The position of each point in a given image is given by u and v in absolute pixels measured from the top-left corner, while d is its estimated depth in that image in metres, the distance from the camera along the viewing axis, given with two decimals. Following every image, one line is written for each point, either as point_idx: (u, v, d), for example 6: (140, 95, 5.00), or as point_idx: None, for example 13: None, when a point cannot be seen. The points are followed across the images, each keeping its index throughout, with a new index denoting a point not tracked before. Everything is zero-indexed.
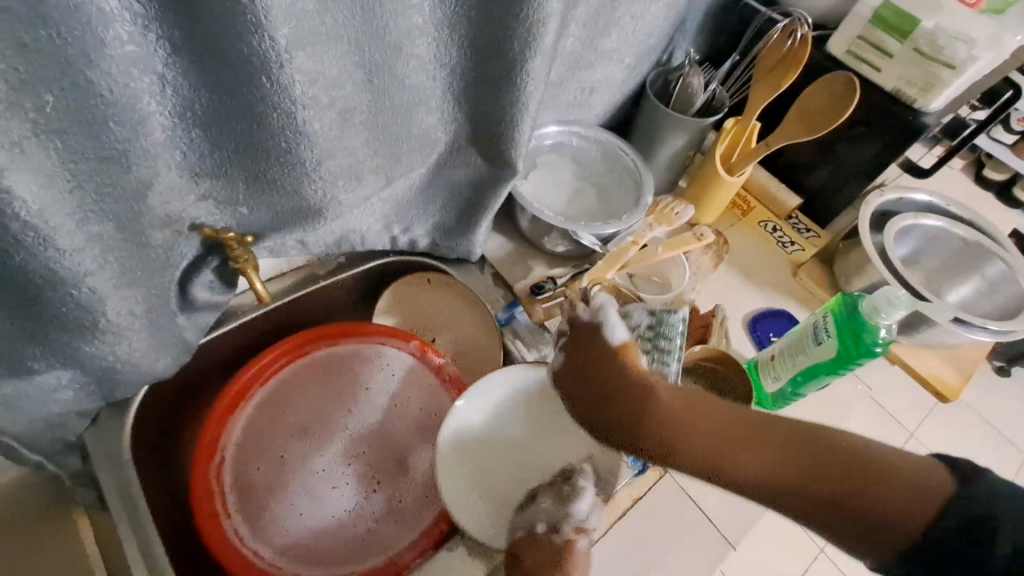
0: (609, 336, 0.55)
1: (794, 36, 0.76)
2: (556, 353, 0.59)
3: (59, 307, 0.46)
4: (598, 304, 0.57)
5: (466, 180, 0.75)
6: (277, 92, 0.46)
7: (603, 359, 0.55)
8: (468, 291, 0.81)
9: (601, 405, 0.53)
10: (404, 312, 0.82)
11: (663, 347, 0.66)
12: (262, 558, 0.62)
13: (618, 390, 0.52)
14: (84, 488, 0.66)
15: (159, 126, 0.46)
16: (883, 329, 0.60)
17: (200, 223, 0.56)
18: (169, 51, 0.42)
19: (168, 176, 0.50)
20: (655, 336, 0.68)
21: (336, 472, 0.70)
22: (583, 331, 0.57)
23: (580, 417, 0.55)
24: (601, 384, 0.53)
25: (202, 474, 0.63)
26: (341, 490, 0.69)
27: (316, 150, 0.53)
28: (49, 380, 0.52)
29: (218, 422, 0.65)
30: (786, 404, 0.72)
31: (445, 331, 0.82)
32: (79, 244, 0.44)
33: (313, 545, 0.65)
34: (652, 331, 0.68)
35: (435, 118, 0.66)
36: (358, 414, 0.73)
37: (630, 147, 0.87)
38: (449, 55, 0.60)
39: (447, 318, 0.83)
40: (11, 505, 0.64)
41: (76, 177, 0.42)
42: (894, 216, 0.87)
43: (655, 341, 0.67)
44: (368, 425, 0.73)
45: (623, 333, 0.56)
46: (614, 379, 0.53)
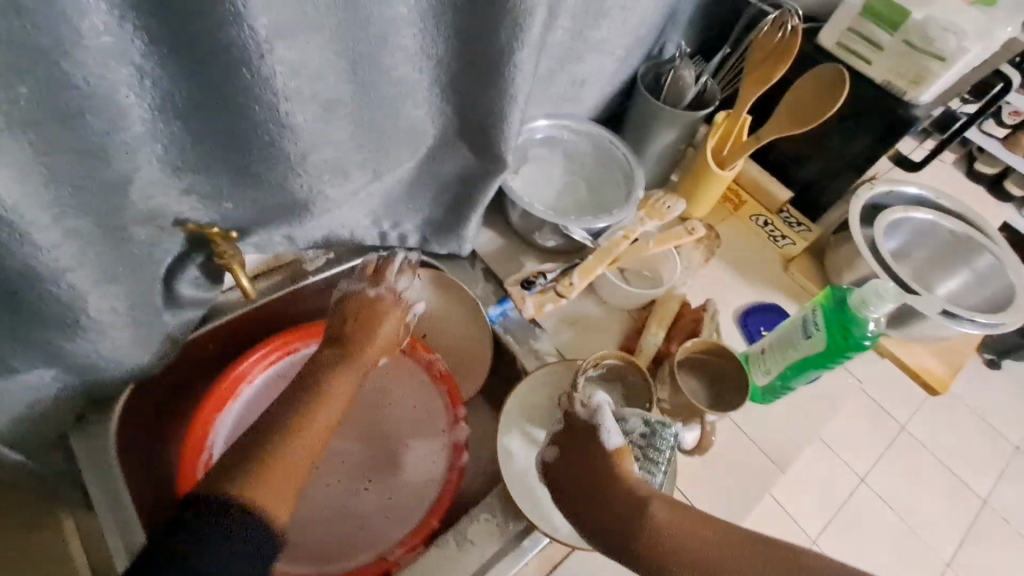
0: (604, 440, 0.58)
1: (785, 28, 0.75)
2: (549, 446, 0.63)
3: (38, 304, 0.45)
4: (595, 404, 0.61)
5: (456, 173, 0.74)
6: (259, 85, 0.46)
7: (593, 462, 0.58)
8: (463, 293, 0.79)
9: (586, 494, 0.57)
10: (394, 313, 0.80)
11: (653, 463, 0.64)
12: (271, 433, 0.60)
13: (605, 495, 0.56)
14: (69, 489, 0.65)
15: (138, 119, 0.45)
16: (872, 322, 0.60)
17: (185, 218, 0.55)
18: (148, 41, 0.41)
19: (149, 170, 0.49)
20: (647, 449, 0.64)
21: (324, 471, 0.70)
22: (583, 422, 0.61)
23: (569, 505, 0.59)
24: (582, 481, 0.58)
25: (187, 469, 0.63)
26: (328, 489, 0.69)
27: (300, 143, 0.53)
28: (31, 378, 0.52)
29: (200, 432, 0.64)
30: (778, 397, 0.72)
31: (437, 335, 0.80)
32: (56, 240, 0.43)
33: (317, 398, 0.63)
34: (646, 442, 0.64)
35: (423, 111, 0.65)
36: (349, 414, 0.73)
37: (620, 141, 0.86)
38: (435, 46, 0.59)
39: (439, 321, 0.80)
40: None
41: (51, 172, 0.41)
42: (884, 210, 0.87)
43: (645, 454, 0.64)
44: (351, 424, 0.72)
45: (617, 438, 0.59)
46: (600, 481, 0.57)
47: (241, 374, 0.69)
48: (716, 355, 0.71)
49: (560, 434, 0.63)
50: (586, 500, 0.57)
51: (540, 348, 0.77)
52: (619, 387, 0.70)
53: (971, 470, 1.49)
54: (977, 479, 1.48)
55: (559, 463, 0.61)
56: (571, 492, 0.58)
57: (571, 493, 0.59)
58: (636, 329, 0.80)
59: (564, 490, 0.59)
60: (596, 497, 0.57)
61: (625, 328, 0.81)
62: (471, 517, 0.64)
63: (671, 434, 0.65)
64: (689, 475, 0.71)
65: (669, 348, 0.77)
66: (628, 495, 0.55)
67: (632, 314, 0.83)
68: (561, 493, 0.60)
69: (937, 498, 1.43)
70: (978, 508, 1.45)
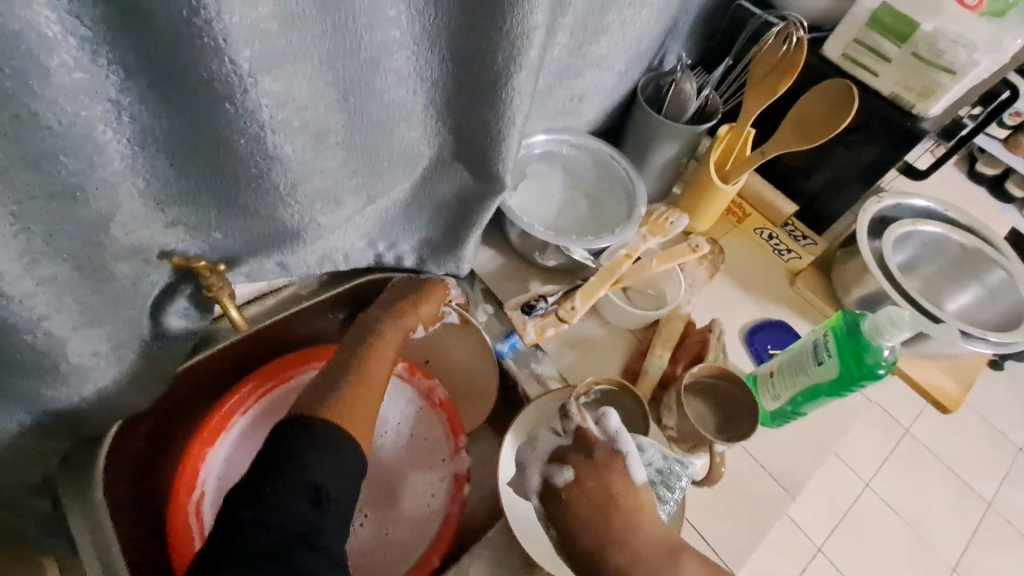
0: (633, 471, 0.58)
1: (789, 41, 0.73)
2: (564, 469, 0.60)
3: (13, 354, 0.43)
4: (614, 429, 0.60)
5: (453, 194, 0.72)
6: (243, 119, 0.43)
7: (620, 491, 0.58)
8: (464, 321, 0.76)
9: (610, 525, 0.56)
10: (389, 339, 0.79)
11: (660, 499, 0.61)
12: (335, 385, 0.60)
13: (626, 534, 0.56)
14: (55, 532, 0.62)
15: (117, 154, 0.43)
16: (886, 349, 0.58)
17: (171, 250, 0.53)
18: (124, 76, 0.39)
19: (131, 205, 0.47)
20: (658, 485, 0.61)
21: None
22: (604, 451, 0.59)
23: (587, 536, 0.57)
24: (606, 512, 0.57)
25: (179, 509, 0.61)
26: None
27: (289, 174, 0.51)
28: (10, 426, 0.50)
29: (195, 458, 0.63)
30: (788, 422, 0.70)
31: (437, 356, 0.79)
32: (30, 288, 0.41)
33: (369, 363, 0.63)
34: (659, 478, 0.61)
35: (418, 133, 0.63)
36: None
37: (621, 155, 0.84)
38: (430, 68, 0.57)
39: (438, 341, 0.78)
40: None
41: (23, 219, 0.39)
42: (892, 223, 0.86)
43: (654, 489, 0.61)
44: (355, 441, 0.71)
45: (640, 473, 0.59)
46: (621, 521, 0.56)
47: (233, 407, 0.66)
48: (722, 379, 0.69)
49: (573, 460, 0.60)
50: (610, 530, 0.56)
51: (542, 372, 0.75)
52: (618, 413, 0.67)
53: (973, 472, 1.46)
54: (980, 481, 1.46)
55: (574, 503, 0.58)
56: (595, 541, 0.56)
57: (593, 524, 0.57)
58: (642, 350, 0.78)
59: (585, 519, 0.57)
60: (618, 526, 0.56)
61: (630, 349, 0.79)
62: (472, 554, 0.61)
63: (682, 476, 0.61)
64: (697, 503, 0.69)
65: (674, 371, 0.75)
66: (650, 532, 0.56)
67: (636, 334, 0.81)
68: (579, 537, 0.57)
69: (943, 504, 1.41)
70: (982, 512, 1.42)
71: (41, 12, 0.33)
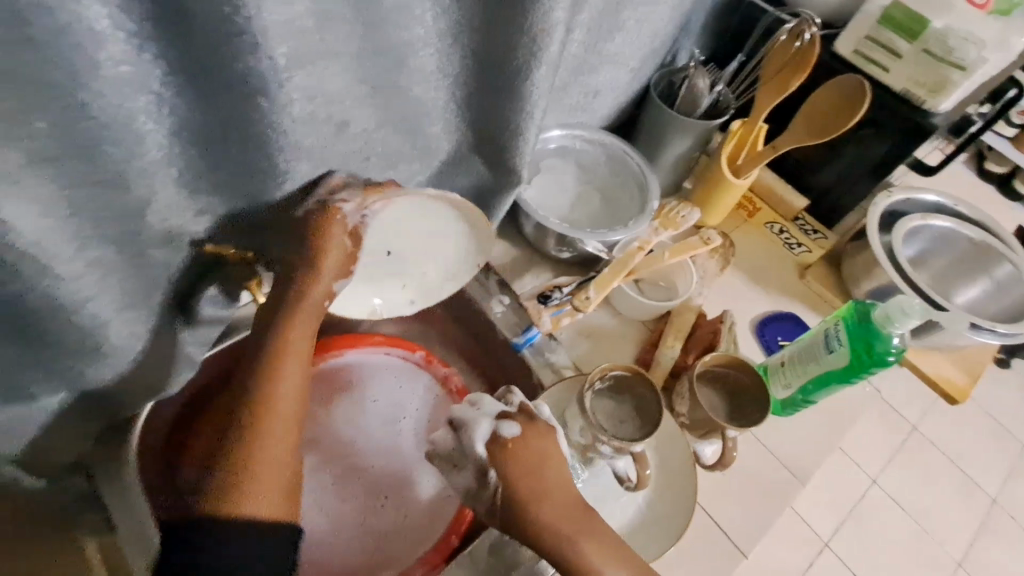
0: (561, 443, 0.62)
1: (802, 38, 0.74)
2: (508, 422, 0.59)
3: (60, 336, 0.45)
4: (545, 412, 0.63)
5: (469, 188, 0.73)
6: (279, 111, 0.45)
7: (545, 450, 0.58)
8: (481, 313, 0.77)
9: (527, 470, 0.56)
10: (379, 286, 0.68)
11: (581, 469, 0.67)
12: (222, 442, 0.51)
13: (535, 470, 0.57)
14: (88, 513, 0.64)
15: (156, 146, 0.44)
16: (896, 337, 0.60)
17: (201, 239, 0.53)
18: (167, 70, 0.40)
19: (166, 195, 0.47)
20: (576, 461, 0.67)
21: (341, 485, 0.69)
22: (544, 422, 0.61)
23: (505, 471, 0.57)
24: (532, 457, 0.57)
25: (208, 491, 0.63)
26: (347, 505, 0.68)
27: (318, 167, 0.52)
28: (50, 406, 0.50)
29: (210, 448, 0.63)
30: (798, 410, 0.72)
31: (420, 235, 0.66)
32: (79, 270, 0.43)
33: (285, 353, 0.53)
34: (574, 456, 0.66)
35: (438, 127, 0.64)
36: (362, 427, 0.72)
37: (634, 150, 0.85)
38: (453, 64, 0.59)
39: (397, 229, 0.63)
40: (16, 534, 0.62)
41: (74, 205, 0.41)
42: (902, 218, 0.87)
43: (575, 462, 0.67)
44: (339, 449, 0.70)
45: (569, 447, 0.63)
46: (536, 459, 0.57)
47: None
48: (735, 369, 0.70)
49: (520, 418, 0.60)
50: (527, 465, 0.57)
51: (557, 361, 0.77)
52: (628, 403, 0.67)
53: (978, 468, 1.46)
54: (985, 478, 1.46)
55: (518, 452, 0.57)
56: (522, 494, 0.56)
57: (516, 461, 0.57)
58: (653, 341, 0.80)
59: (515, 460, 0.57)
60: (533, 464, 0.57)
61: (641, 340, 0.81)
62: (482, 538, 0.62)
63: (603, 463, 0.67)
64: (711, 488, 0.70)
65: (686, 360, 0.76)
66: (552, 480, 0.57)
67: (647, 325, 0.83)
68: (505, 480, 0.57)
69: (948, 500, 1.41)
70: (987, 509, 1.42)
71: (92, 7, 0.34)
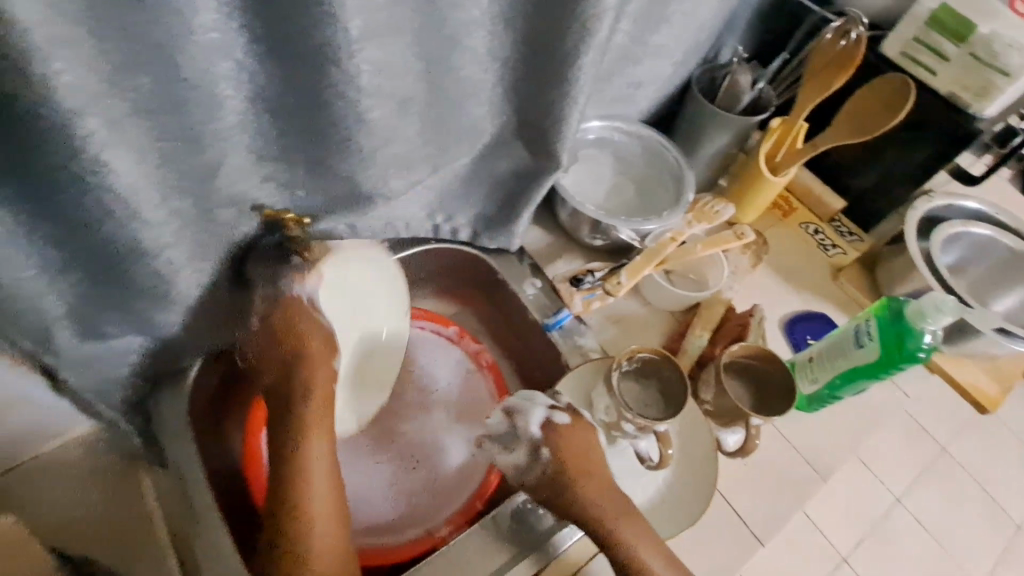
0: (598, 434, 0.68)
1: (849, 36, 0.75)
2: (560, 411, 0.66)
3: (136, 277, 0.48)
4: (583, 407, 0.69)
5: (510, 171, 0.76)
6: (345, 82, 0.49)
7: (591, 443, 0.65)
8: (514, 294, 0.80)
9: (579, 455, 0.64)
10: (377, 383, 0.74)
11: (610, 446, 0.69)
12: (279, 534, 0.58)
13: (585, 454, 0.64)
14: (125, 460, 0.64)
15: (234, 109, 0.48)
16: (928, 334, 0.60)
17: (261, 204, 0.58)
18: (250, 38, 0.44)
19: (237, 157, 0.52)
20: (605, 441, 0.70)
21: (376, 447, 0.73)
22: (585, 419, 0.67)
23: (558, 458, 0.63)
24: (582, 446, 0.64)
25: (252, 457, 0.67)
26: (379, 465, 0.72)
27: (373, 139, 0.56)
28: (121, 346, 0.54)
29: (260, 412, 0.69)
30: (823, 406, 0.72)
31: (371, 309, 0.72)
32: (160, 217, 0.46)
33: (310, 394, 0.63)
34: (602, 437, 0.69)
35: (484, 110, 0.67)
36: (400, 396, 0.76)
37: (671, 144, 0.87)
38: (504, 48, 0.61)
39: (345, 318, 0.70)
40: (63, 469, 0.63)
41: (163, 156, 0.45)
42: (941, 223, 0.86)
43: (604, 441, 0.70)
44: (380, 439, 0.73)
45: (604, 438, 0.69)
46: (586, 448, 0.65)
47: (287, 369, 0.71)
48: (761, 360, 0.71)
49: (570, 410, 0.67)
50: (580, 452, 0.64)
51: (585, 345, 0.78)
52: (653, 386, 0.69)
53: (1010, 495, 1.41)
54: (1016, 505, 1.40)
55: (568, 440, 0.64)
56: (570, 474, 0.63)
57: (570, 447, 0.64)
58: (680, 330, 0.81)
59: (571, 446, 0.64)
60: (580, 452, 0.64)
61: (668, 329, 0.82)
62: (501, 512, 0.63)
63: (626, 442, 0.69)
64: (730, 476, 0.71)
65: (713, 350, 0.77)
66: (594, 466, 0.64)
67: (676, 316, 0.84)
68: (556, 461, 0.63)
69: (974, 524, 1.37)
70: None
71: None
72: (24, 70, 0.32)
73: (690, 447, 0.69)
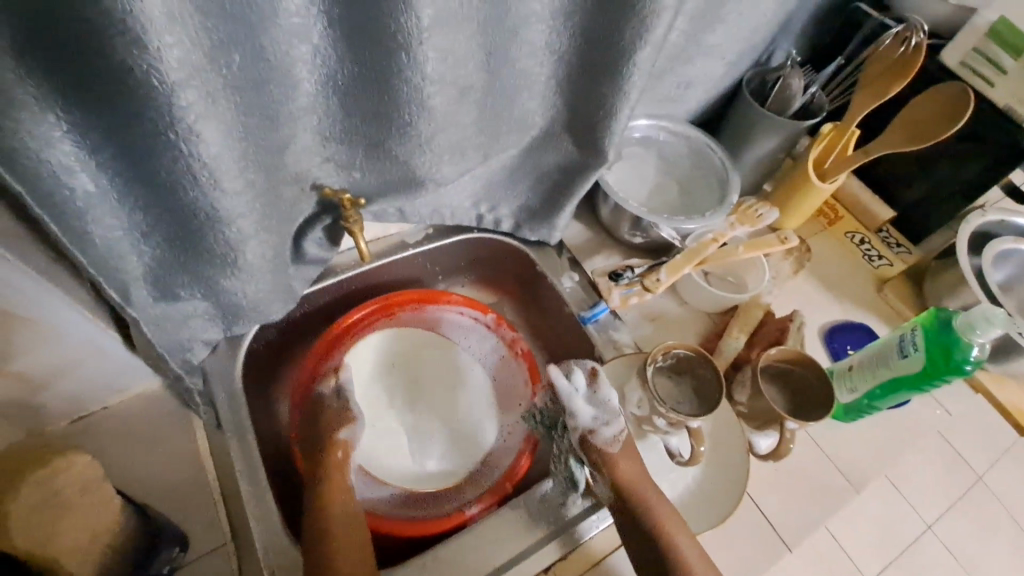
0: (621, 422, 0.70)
1: (909, 42, 0.73)
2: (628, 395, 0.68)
3: (210, 242, 0.51)
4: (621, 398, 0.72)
5: (555, 165, 0.77)
6: (411, 68, 0.51)
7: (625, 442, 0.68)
8: (552, 285, 0.82)
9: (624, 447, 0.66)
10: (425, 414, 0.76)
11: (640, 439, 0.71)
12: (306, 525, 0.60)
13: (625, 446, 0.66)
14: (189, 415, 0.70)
15: (305, 91, 0.51)
16: (976, 347, 0.59)
17: (321, 182, 0.62)
18: (327, 24, 0.48)
19: (304, 137, 0.56)
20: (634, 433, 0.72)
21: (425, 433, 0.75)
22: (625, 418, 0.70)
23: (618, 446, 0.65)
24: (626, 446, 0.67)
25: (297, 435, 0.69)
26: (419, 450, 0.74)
27: (431, 125, 0.58)
28: (189, 308, 0.58)
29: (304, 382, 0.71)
30: (861, 416, 0.71)
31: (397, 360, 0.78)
32: (239, 188, 0.49)
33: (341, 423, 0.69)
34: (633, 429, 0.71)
35: (536, 102, 0.69)
36: (449, 382, 0.78)
37: (718, 145, 0.86)
38: (560, 42, 0.63)
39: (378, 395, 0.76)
40: (130, 420, 0.67)
41: (246, 131, 0.48)
42: (993, 239, 0.83)
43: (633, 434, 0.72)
44: (422, 438, 0.74)
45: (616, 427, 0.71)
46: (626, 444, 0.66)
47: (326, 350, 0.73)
48: (799, 365, 0.70)
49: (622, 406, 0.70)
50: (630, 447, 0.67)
51: (619, 339, 0.79)
52: (688, 384, 0.69)
53: None
54: None
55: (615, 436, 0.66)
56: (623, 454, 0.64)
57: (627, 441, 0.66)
58: (716, 332, 0.81)
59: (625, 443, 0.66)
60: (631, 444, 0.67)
61: (704, 331, 0.82)
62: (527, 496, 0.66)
63: (656, 436, 0.71)
64: (759, 480, 0.71)
65: (749, 354, 0.77)
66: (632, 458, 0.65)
67: (713, 318, 0.84)
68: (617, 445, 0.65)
69: None
70: None
71: None
72: (141, 43, 0.35)
73: (720, 449, 0.69)
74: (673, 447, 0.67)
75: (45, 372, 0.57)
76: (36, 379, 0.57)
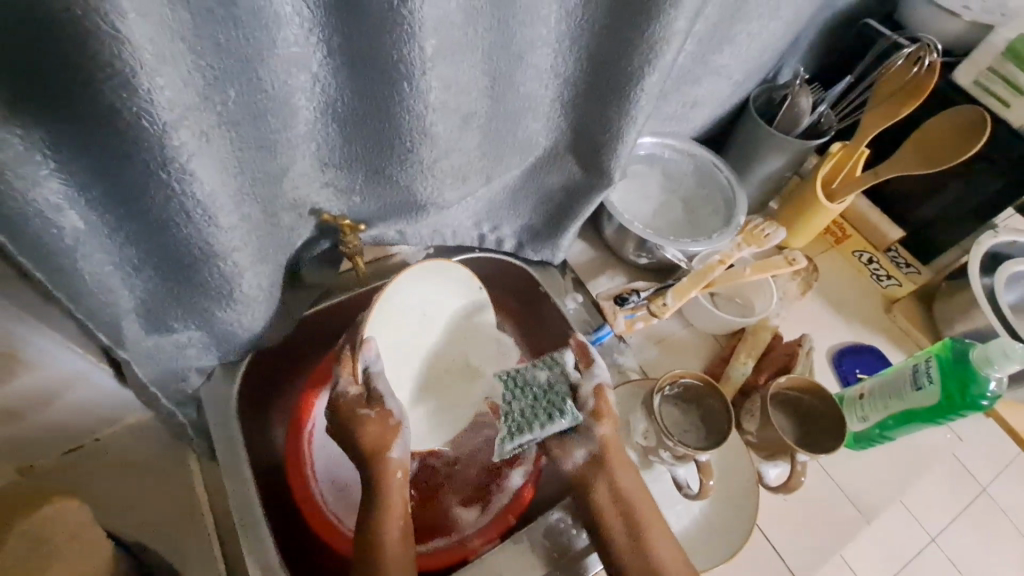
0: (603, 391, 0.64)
1: (921, 63, 0.72)
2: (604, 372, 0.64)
3: (204, 276, 0.49)
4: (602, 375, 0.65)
5: (560, 185, 0.75)
6: (414, 98, 0.49)
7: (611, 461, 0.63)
8: (556, 309, 0.77)
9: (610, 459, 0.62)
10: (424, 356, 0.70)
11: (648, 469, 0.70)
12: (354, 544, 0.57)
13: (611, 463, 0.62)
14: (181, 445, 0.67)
15: (304, 120, 0.50)
16: (993, 381, 0.57)
17: (320, 208, 0.60)
18: (326, 53, 0.46)
19: (303, 165, 0.54)
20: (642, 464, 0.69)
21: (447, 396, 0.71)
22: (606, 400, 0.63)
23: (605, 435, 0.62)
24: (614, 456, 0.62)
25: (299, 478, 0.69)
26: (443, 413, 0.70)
27: (434, 150, 0.56)
28: (181, 338, 0.56)
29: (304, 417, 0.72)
30: (872, 445, 0.70)
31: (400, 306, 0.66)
32: (234, 223, 0.47)
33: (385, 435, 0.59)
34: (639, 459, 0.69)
35: (541, 124, 0.67)
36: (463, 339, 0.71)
37: (724, 163, 0.85)
38: (565, 66, 0.62)
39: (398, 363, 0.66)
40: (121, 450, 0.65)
41: (241, 164, 0.47)
42: (1006, 261, 0.81)
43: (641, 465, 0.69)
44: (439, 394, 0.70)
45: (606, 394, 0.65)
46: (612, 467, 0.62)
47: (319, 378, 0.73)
48: (809, 395, 0.69)
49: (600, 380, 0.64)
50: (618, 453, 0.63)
51: (624, 363, 0.77)
52: (695, 414, 0.68)
53: None
54: None
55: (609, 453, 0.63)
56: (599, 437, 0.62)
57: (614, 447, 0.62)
58: (724, 355, 0.79)
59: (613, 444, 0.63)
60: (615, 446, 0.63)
61: (710, 353, 0.81)
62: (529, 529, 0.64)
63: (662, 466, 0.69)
64: (769, 510, 0.70)
65: (756, 379, 0.75)
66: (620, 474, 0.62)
67: (720, 340, 0.83)
68: (607, 429, 0.62)
69: None
70: None
71: None
72: (131, 86, 0.34)
73: (730, 481, 0.68)
74: (680, 479, 0.65)
75: (32, 408, 0.55)
76: (25, 415, 0.55)
